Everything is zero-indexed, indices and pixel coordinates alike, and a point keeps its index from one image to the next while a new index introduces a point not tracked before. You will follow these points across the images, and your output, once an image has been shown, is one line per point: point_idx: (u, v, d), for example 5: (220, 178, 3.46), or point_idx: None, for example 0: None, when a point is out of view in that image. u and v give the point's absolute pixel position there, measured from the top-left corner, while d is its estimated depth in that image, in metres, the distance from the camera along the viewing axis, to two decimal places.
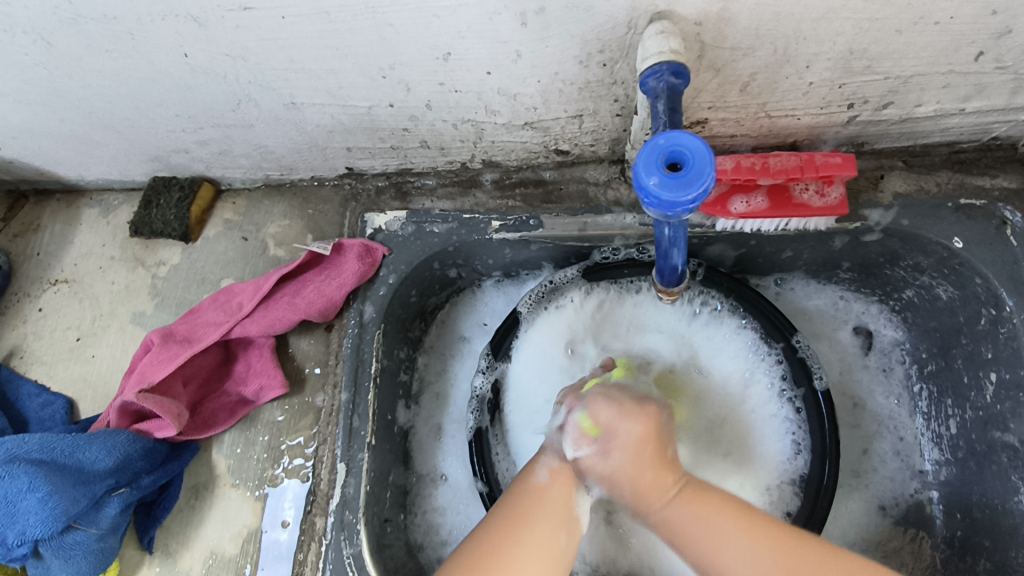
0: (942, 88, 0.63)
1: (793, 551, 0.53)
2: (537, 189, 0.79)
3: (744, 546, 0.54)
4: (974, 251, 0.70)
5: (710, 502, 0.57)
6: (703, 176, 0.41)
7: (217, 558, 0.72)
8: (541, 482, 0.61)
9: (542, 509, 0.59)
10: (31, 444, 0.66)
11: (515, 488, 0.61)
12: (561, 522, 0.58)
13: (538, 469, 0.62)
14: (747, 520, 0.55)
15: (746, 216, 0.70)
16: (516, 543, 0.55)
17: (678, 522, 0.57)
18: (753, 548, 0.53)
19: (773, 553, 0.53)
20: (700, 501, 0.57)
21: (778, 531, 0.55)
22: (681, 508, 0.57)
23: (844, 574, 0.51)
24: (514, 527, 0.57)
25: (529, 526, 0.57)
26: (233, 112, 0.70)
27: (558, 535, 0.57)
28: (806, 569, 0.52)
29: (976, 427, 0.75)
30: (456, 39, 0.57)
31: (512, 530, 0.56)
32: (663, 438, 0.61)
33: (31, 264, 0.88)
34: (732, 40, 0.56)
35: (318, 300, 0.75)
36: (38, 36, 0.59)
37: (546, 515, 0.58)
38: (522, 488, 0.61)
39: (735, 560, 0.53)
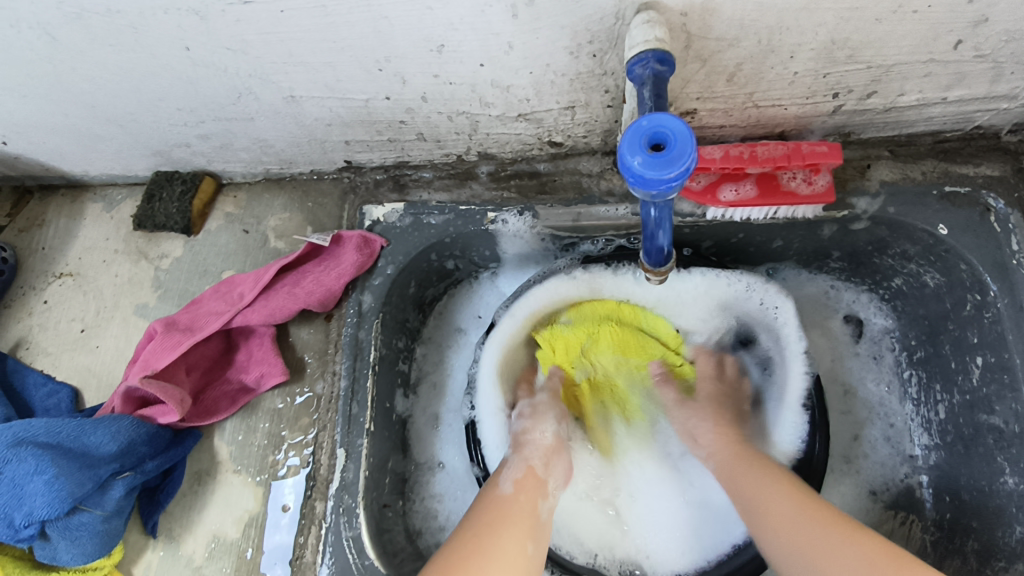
0: (923, 77, 0.65)
1: (834, 525, 0.58)
2: (532, 180, 0.80)
3: (792, 502, 0.62)
4: (959, 237, 0.71)
5: (780, 474, 0.66)
6: (685, 156, 0.43)
7: (219, 542, 0.73)
8: (507, 492, 0.66)
9: (513, 516, 0.63)
10: (37, 427, 0.67)
11: (483, 498, 0.66)
12: (531, 527, 0.63)
13: (501, 482, 0.67)
14: (795, 485, 0.65)
15: (735, 205, 0.72)
16: (496, 545, 0.59)
17: (740, 479, 0.68)
18: (794, 514, 0.61)
19: (812, 515, 0.60)
20: (741, 459, 0.71)
21: (829, 510, 0.61)
22: (794, 481, 0.66)
23: (880, 552, 0.55)
24: (486, 530, 0.61)
25: (502, 531, 0.61)
26: (234, 106, 0.72)
27: (527, 539, 0.62)
28: (841, 543, 0.57)
29: (963, 411, 0.76)
30: (449, 31, 0.58)
31: (486, 533, 0.60)
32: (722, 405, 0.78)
33: (36, 258, 0.89)
34: (717, 30, 0.58)
35: (317, 289, 0.77)
36: (43, 30, 0.61)
37: (515, 519, 0.63)
38: (490, 497, 0.66)
39: (778, 514, 0.62)
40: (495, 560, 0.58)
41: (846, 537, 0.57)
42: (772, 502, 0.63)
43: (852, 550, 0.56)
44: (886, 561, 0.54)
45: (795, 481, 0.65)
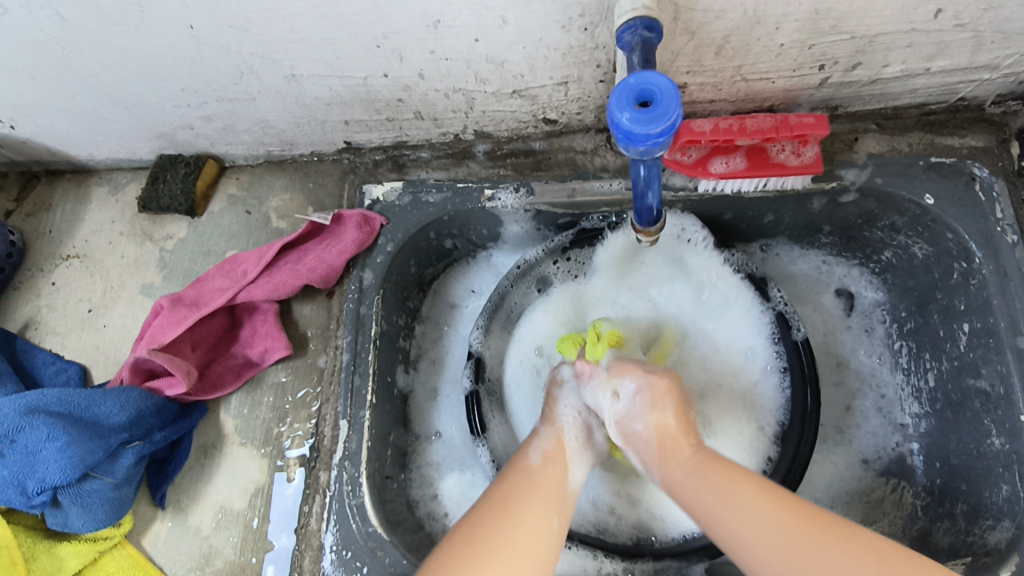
0: (906, 48, 0.67)
1: (820, 534, 0.46)
2: (527, 159, 0.83)
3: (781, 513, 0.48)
4: (944, 207, 0.73)
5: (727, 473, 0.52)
6: (669, 113, 0.45)
7: (226, 512, 0.75)
8: (535, 463, 0.61)
9: (539, 487, 0.58)
10: (49, 397, 0.69)
11: (506, 472, 0.60)
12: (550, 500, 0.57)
13: (530, 451, 0.62)
14: (767, 495, 0.50)
15: (726, 176, 0.74)
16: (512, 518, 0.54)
17: (700, 496, 0.52)
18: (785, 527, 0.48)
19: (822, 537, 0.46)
20: (701, 474, 0.54)
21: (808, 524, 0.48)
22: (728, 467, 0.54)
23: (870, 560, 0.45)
24: (508, 501, 0.56)
25: (523, 503, 0.56)
26: (236, 85, 0.74)
27: (551, 513, 0.56)
28: (828, 550, 0.46)
29: (951, 377, 0.77)
30: (445, 6, 0.60)
31: (507, 499, 0.56)
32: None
33: (43, 241, 0.91)
34: (705, 1, 0.59)
35: (319, 266, 0.79)
36: (52, 10, 0.63)
37: (543, 489, 0.58)
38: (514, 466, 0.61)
39: (757, 529, 0.48)
40: (505, 546, 0.52)
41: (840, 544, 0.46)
42: (743, 536, 0.48)
43: (841, 552, 0.45)
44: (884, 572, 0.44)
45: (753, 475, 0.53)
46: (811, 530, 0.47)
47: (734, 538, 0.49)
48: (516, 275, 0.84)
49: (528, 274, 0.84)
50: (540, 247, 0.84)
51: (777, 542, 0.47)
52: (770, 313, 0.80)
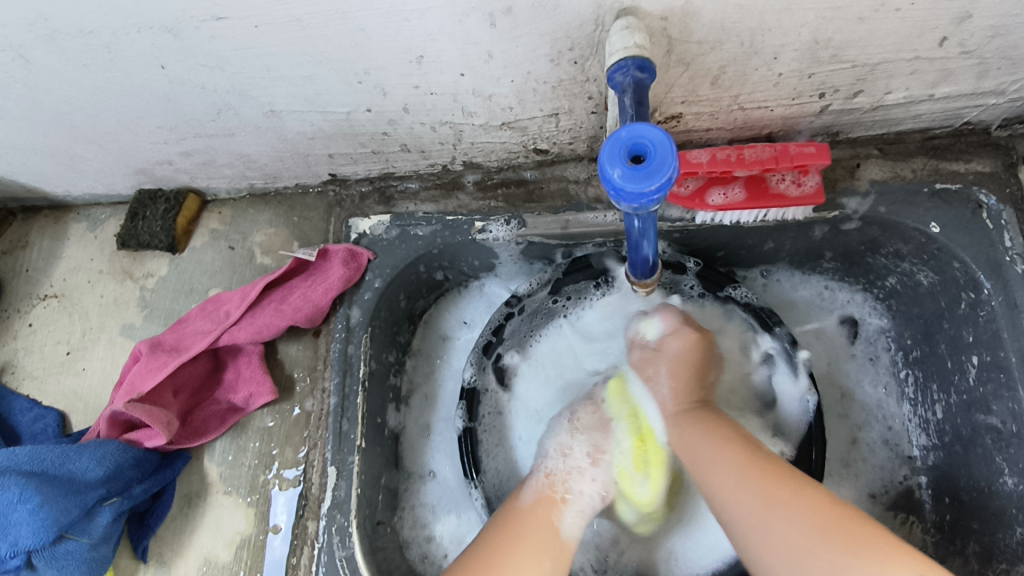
0: (909, 75, 0.64)
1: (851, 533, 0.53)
2: (518, 189, 0.80)
3: (806, 511, 0.55)
4: (950, 235, 0.71)
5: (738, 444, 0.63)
6: (666, 166, 0.43)
7: (211, 565, 0.72)
8: (524, 505, 0.68)
9: (529, 533, 0.64)
10: (20, 456, 0.66)
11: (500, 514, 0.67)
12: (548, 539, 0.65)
13: (521, 494, 0.69)
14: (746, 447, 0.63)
15: (724, 208, 0.71)
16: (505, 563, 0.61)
17: (692, 440, 0.66)
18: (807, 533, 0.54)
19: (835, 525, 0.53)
20: (710, 428, 0.66)
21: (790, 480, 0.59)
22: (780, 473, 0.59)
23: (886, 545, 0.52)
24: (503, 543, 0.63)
25: (512, 552, 0.62)
26: (213, 122, 0.71)
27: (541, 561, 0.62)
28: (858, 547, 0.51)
29: (960, 411, 0.75)
30: (428, 42, 0.58)
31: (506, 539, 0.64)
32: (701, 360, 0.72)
33: (21, 280, 0.89)
34: (699, 34, 0.57)
35: (305, 305, 0.76)
36: (15, 52, 0.60)
37: (534, 532, 0.65)
38: (509, 508, 0.68)
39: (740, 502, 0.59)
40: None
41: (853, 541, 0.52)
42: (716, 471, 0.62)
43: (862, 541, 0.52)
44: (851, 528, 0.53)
45: (747, 448, 0.63)
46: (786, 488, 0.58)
47: (704, 462, 0.63)
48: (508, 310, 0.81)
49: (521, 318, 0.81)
50: (533, 280, 0.81)
51: (760, 499, 0.58)
52: (774, 347, 0.77)
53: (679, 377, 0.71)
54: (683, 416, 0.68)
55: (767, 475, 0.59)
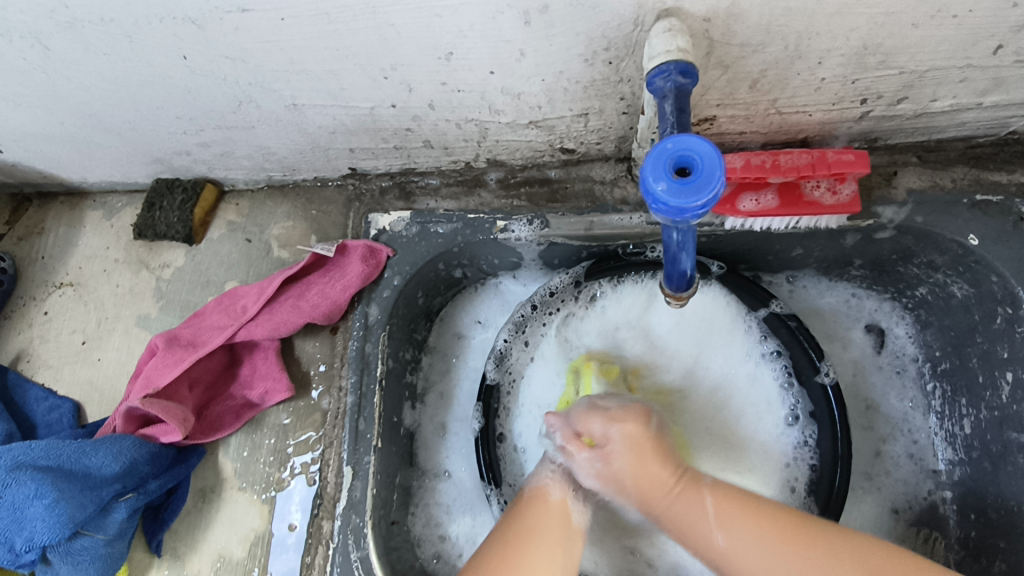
0: (958, 82, 0.62)
1: (802, 538, 0.53)
2: (542, 188, 0.78)
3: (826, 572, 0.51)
4: (990, 248, 0.68)
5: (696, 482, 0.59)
6: (712, 181, 0.41)
7: (225, 561, 0.71)
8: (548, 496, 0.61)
9: (544, 523, 0.59)
10: (37, 450, 0.66)
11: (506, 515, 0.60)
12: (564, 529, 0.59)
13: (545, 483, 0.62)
14: (748, 501, 0.56)
15: (755, 214, 0.69)
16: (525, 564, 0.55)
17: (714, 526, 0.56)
18: (768, 545, 0.54)
19: (790, 540, 0.53)
20: (724, 499, 0.57)
21: (787, 520, 0.55)
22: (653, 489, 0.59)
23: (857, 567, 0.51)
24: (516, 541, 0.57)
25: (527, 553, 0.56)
26: (234, 114, 0.70)
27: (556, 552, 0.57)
28: (812, 555, 0.52)
29: (990, 427, 0.73)
30: (458, 38, 0.56)
31: (519, 544, 0.57)
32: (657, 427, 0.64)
33: (36, 267, 0.88)
34: (742, 36, 0.54)
35: (323, 302, 0.75)
36: (35, 40, 0.58)
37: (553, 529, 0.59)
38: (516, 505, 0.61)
39: (754, 552, 0.54)
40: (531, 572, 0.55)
41: (815, 547, 0.53)
42: (748, 548, 0.54)
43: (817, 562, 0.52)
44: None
45: (757, 506, 0.56)
46: (791, 527, 0.54)
47: (744, 556, 0.54)
48: (529, 307, 0.80)
49: (539, 318, 0.80)
50: (558, 278, 0.80)
51: (768, 540, 0.54)
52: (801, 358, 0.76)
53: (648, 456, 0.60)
54: (677, 495, 0.58)
55: (778, 528, 0.54)
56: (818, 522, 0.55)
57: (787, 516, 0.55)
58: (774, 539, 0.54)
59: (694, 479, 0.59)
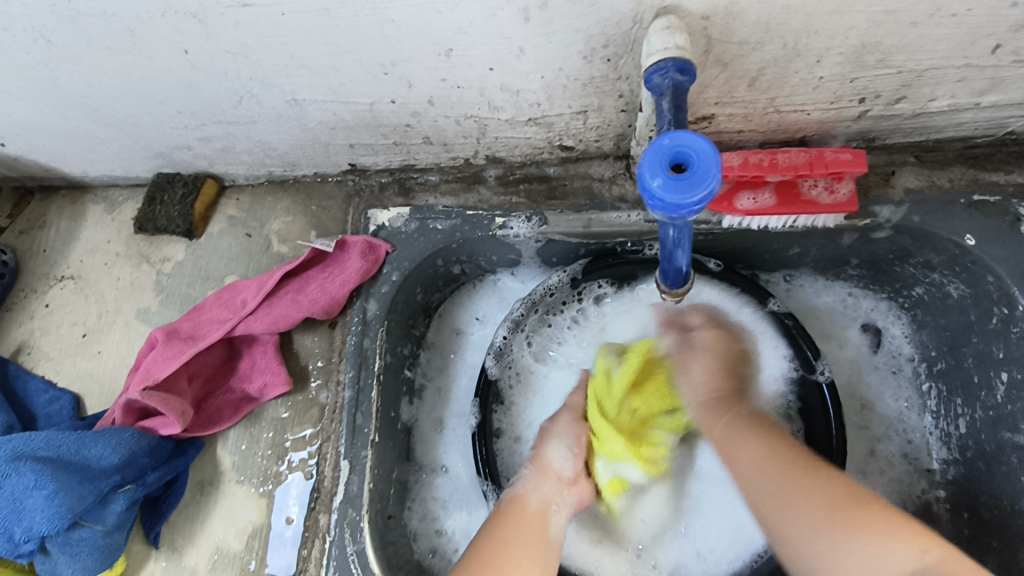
0: (956, 82, 0.62)
1: (803, 474, 0.56)
2: (541, 185, 0.78)
3: (810, 506, 0.54)
4: (986, 248, 0.68)
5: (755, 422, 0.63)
6: (708, 177, 0.42)
7: (222, 554, 0.72)
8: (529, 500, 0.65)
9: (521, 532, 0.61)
10: (37, 441, 0.66)
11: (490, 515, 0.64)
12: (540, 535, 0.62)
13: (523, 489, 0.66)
14: (767, 438, 0.61)
15: (753, 213, 0.69)
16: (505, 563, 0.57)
17: (733, 454, 0.61)
18: (767, 469, 0.58)
19: (783, 473, 0.57)
20: (745, 428, 0.63)
21: (799, 457, 0.59)
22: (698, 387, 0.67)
23: (829, 507, 0.53)
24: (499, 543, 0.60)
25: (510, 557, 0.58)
26: (235, 109, 0.70)
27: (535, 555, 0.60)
28: (801, 496, 0.55)
29: (985, 427, 0.73)
30: (458, 35, 0.56)
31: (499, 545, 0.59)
32: (734, 360, 0.69)
33: (37, 260, 0.88)
34: (740, 34, 0.55)
35: (321, 297, 0.75)
36: (38, 33, 0.59)
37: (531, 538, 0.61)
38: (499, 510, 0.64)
39: (754, 474, 0.59)
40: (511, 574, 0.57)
41: (805, 494, 0.55)
42: (749, 471, 0.59)
43: (812, 493, 0.55)
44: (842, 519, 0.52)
45: (767, 442, 0.61)
46: (793, 462, 0.58)
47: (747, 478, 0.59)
48: (528, 308, 0.80)
49: (537, 318, 0.81)
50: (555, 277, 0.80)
51: (769, 471, 0.58)
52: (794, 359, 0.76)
53: (720, 380, 0.67)
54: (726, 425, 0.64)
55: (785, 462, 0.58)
56: (819, 470, 0.57)
57: (800, 458, 0.58)
58: (776, 473, 0.57)
59: (730, 408, 0.65)
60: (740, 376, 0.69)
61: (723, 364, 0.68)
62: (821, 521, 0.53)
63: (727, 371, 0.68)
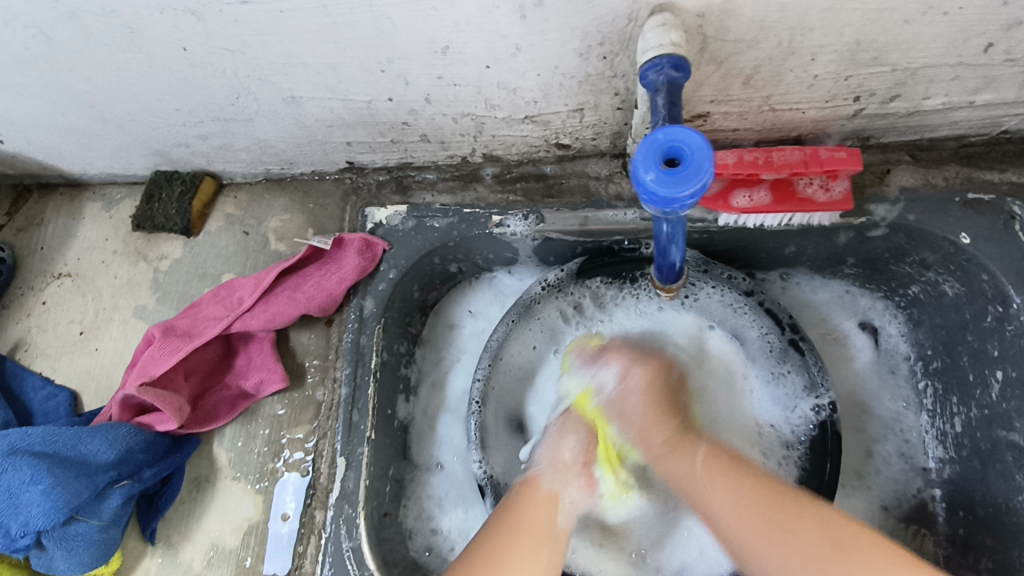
0: (950, 81, 0.62)
1: (783, 516, 0.57)
2: (538, 183, 0.78)
3: (805, 546, 0.55)
4: (981, 247, 0.68)
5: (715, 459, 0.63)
6: (701, 172, 0.42)
7: (218, 550, 0.72)
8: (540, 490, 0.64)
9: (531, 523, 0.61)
10: (34, 436, 0.67)
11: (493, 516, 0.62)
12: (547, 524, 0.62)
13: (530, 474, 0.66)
14: (752, 480, 0.60)
15: (748, 211, 0.69)
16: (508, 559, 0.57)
17: (715, 488, 0.61)
18: (754, 514, 0.58)
19: (782, 515, 0.57)
20: (715, 469, 0.62)
21: (791, 502, 0.58)
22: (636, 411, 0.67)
23: (827, 538, 0.55)
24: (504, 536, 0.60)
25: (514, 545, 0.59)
26: (233, 106, 0.70)
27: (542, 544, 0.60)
28: (796, 531, 0.56)
29: (980, 425, 0.73)
30: (455, 32, 0.56)
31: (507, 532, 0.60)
32: (670, 390, 0.68)
33: (35, 257, 0.88)
34: (735, 32, 0.55)
35: (318, 294, 0.75)
36: (37, 29, 0.59)
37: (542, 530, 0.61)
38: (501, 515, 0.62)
39: (727, 508, 0.59)
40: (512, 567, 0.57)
41: (798, 517, 0.57)
42: (727, 505, 0.59)
43: (803, 534, 0.55)
44: (833, 556, 0.54)
45: (757, 489, 0.59)
46: (778, 506, 0.58)
47: (722, 510, 0.60)
48: (520, 310, 0.79)
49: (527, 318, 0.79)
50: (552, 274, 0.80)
51: (753, 512, 0.58)
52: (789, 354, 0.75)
53: (654, 402, 0.66)
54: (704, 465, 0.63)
55: (766, 505, 0.58)
56: (801, 501, 0.58)
57: (769, 491, 0.59)
58: (758, 512, 0.58)
59: (692, 449, 0.64)
60: (682, 404, 0.68)
61: (658, 385, 0.67)
62: (818, 556, 0.54)
63: (662, 401, 0.67)
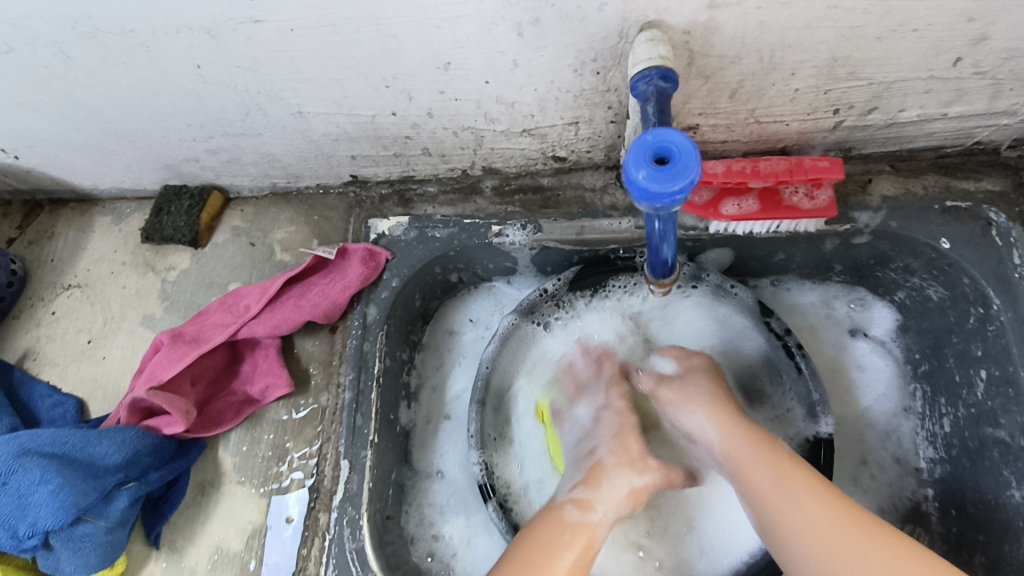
0: (923, 93, 0.66)
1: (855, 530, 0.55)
2: (535, 195, 0.81)
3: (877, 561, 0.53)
4: (961, 252, 0.71)
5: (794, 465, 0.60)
6: (689, 169, 0.45)
7: (222, 553, 0.73)
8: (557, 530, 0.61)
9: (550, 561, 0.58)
10: (43, 438, 0.68)
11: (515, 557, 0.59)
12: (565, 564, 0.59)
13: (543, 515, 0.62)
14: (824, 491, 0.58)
15: (737, 219, 0.73)
16: None
17: (789, 498, 0.58)
18: (827, 524, 0.55)
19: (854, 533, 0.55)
20: (792, 472, 0.60)
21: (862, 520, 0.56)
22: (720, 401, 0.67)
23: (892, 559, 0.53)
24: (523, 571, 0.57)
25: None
26: (242, 122, 0.73)
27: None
28: (870, 546, 0.54)
29: (968, 424, 0.75)
30: (455, 50, 0.60)
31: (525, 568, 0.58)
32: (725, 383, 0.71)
33: (45, 270, 0.90)
34: (719, 48, 0.59)
35: (323, 302, 0.77)
36: (57, 48, 0.62)
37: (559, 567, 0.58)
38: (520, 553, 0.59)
39: (801, 515, 0.57)
40: None
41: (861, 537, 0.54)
42: (802, 512, 0.57)
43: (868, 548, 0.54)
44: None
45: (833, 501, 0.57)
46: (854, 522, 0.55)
47: (794, 516, 0.57)
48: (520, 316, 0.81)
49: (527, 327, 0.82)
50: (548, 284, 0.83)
51: (829, 523, 0.55)
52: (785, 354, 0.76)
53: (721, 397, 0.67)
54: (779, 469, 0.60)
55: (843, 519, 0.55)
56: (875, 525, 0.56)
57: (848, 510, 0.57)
58: (835, 524, 0.55)
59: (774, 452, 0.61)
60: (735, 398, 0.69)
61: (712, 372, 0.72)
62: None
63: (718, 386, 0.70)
